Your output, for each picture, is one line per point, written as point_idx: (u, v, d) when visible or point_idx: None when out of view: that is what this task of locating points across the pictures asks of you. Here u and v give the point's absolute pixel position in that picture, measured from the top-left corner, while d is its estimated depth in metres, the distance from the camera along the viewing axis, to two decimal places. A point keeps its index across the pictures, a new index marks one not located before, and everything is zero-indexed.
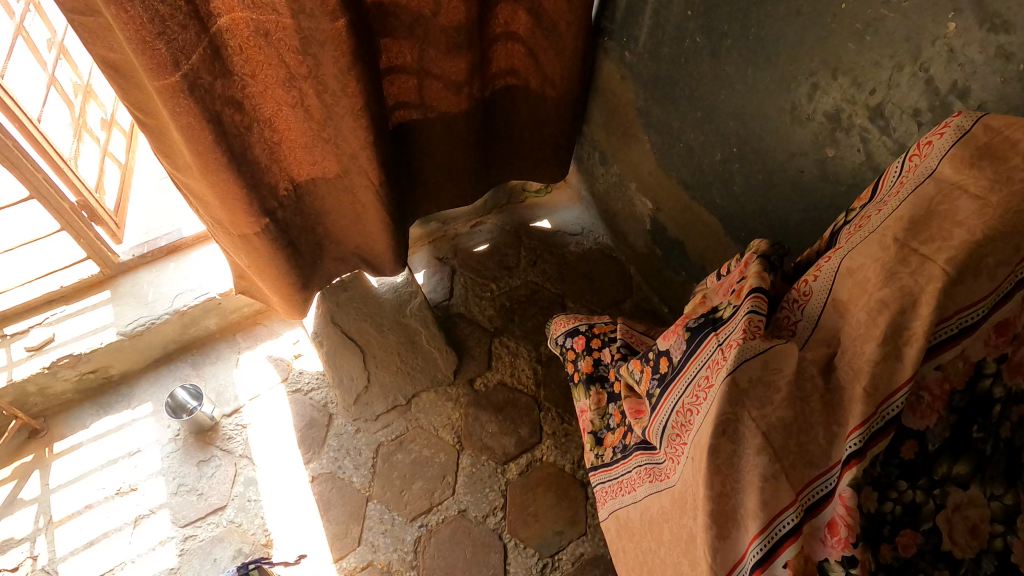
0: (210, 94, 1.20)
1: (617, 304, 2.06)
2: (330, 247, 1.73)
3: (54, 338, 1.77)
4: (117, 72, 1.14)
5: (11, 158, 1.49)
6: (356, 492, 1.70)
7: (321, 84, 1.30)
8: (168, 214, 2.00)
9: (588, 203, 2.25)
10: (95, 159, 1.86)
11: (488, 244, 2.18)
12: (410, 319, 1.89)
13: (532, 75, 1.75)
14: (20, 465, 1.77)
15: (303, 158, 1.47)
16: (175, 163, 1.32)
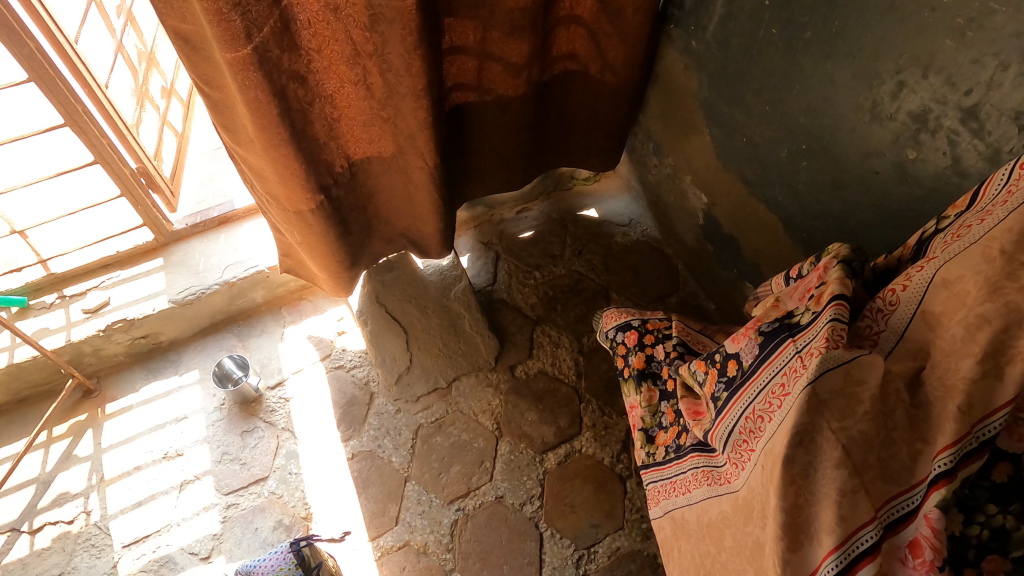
0: (277, 68, 1.19)
1: (662, 298, 2.04)
2: (380, 227, 1.73)
3: (109, 302, 1.81)
4: (188, 44, 1.14)
5: (80, 123, 1.52)
6: (396, 472, 1.71)
7: (386, 63, 1.28)
8: (220, 184, 2.01)
9: (637, 194, 2.21)
10: (155, 127, 1.89)
11: (533, 231, 2.16)
12: (454, 303, 1.88)
13: (592, 61, 1.71)
14: (74, 422, 1.82)
15: (360, 136, 1.46)
16: (236, 137, 1.33)
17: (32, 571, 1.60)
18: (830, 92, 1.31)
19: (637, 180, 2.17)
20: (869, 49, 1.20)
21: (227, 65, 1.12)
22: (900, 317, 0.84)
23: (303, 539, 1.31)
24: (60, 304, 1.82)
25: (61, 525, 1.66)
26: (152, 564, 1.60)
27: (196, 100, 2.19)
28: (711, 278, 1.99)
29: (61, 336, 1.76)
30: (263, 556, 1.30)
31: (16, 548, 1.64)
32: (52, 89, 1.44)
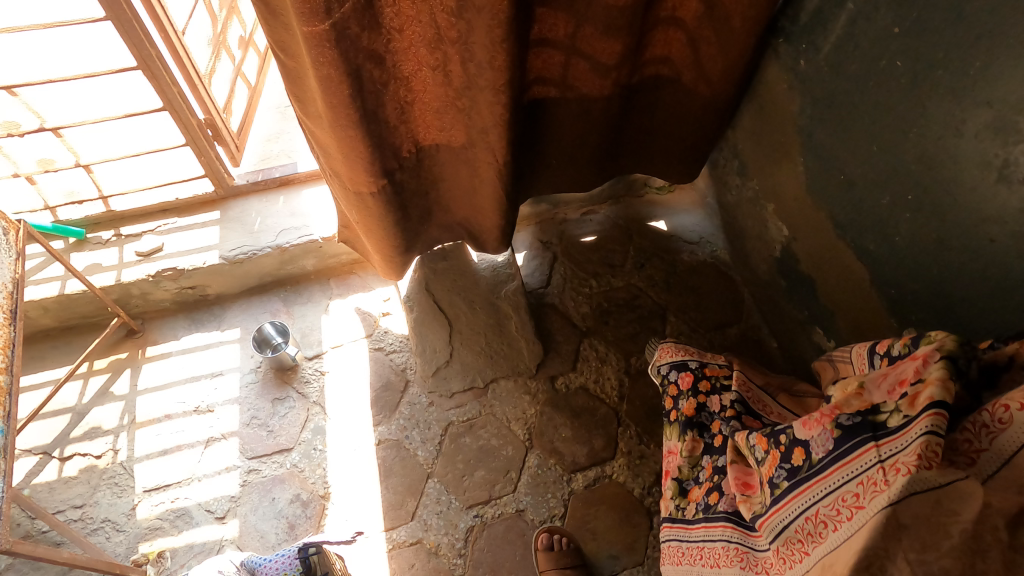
0: (355, 45, 1.13)
1: (721, 328, 1.93)
2: (438, 214, 1.68)
3: (163, 248, 1.81)
4: (268, 7, 1.07)
5: (153, 69, 1.49)
6: (419, 466, 1.69)
7: (468, 52, 1.20)
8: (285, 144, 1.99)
9: (713, 211, 2.07)
10: (228, 79, 1.86)
11: (596, 236, 2.06)
12: (503, 302, 1.81)
13: (688, 68, 1.58)
14: (115, 359, 1.85)
15: (431, 122, 1.40)
16: (306, 109, 1.26)
17: (58, 497, 1.65)
18: (955, 144, 1.16)
19: (714, 197, 2.04)
20: (1010, 102, 1.04)
21: (304, 38, 1.05)
22: (1009, 440, 0.72)
23: (312, 545, 1.34)
24: (116, 242, 1.83)
25: (89, 458, 1.70)
26: (168, 514, 1.63)
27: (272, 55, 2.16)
28: (777, 315, 1.87)
29: (112, 275, 1.77)
30: (270, 556, 1.35)
31: (45, 471, 1.69)
32: (129, 31, 1.41)
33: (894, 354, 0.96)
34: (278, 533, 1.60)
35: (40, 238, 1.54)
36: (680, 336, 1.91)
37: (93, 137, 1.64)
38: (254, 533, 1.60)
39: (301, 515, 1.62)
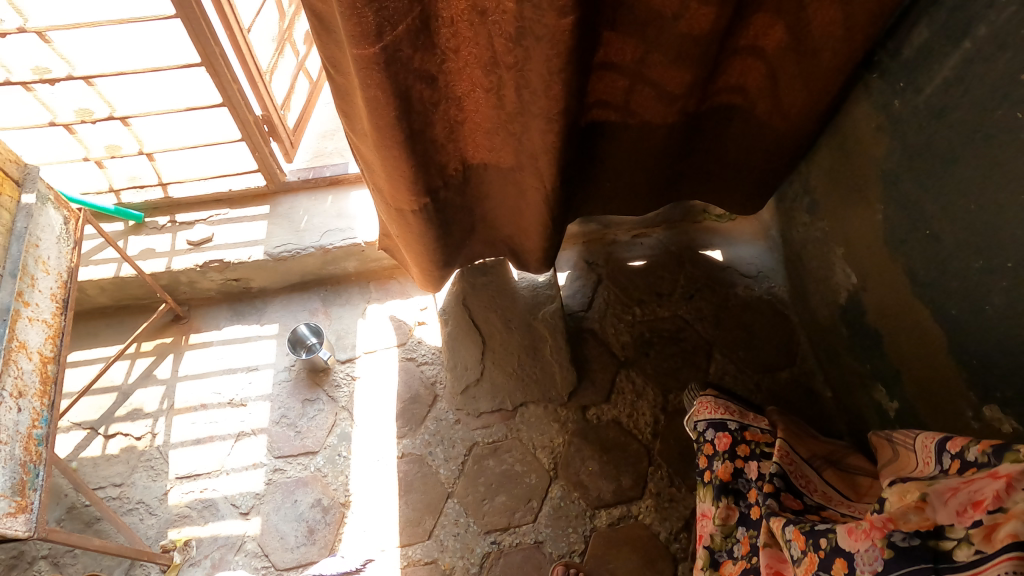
0: (406, 67, 1.08)
1: (771, 371, 1.82)
2: (482, 231, 1.64)
3: (212, 239, 1.80)
4: (321, 23, 1.02)
5: (215, 65, 1.45)
6: (440, 484, 1.67)
7: (523, 78, 1.13)
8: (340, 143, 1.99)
9: (774, 245, 1.95)
10: (289, 74, 1.83)
11: (645, 261, 1.99)
12: (540, 324, 1.75)
13: (763, 99, 1.47)
14: (160, 343, 1.89)
15: (481, 142, 1.35)
16: (353, 125, 1.23)
17: (100, 473, 1.70)
18: None
19: (777, 230, 1.91)
20: None
21: (353, 60, 1.01)
22: None
23: None
24: (170, 228, 1.82)
25: (129, 438, 1.75)
26: (197, 503, 1.66)
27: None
28: (833, 364, 1.74)
29: (162, 262, 1.77)
30: None
31: (91, 446, 1.74)
32: (197, 30, 1.38)
33: (970, 459, 0.88)
34: (298, 536, 1.61)
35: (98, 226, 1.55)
36: (723, 375, 1.81)
37: (159, 128, 1.64)
38: (275, 533, 1.62)
39: (321, 520, 1.63)
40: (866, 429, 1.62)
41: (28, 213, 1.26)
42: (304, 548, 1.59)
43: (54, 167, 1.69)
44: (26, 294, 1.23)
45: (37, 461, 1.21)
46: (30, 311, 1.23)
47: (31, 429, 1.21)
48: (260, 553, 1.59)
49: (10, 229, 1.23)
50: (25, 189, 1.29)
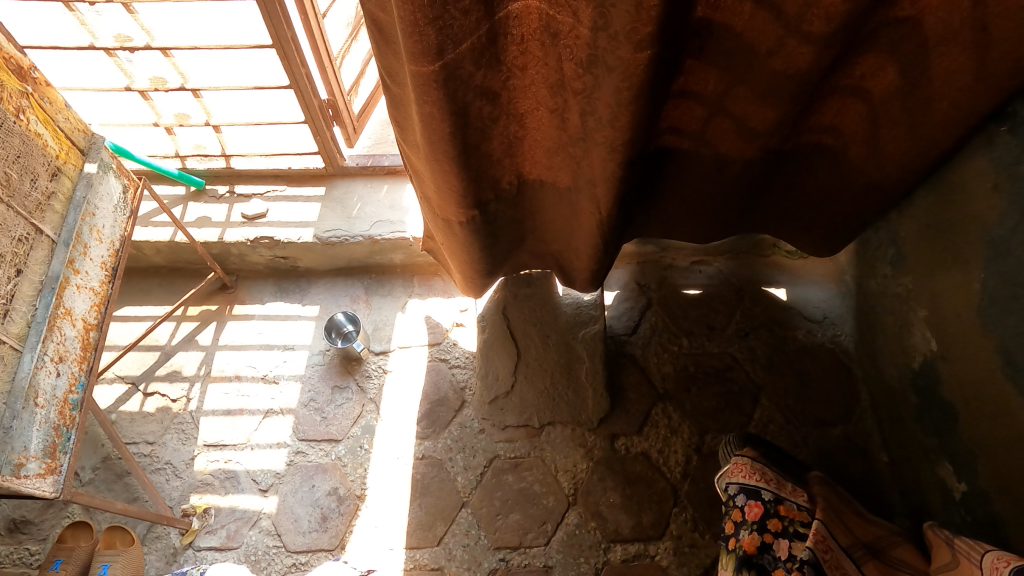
0: (466, 85, 1.05)
1: (822, 426, 1.70)
2: (532, 242, 1.59)
3: (266, 215, 1.78)
4: (381, 33, 0.99)
5: (286, 51, 1.40)
6: (456, 492, 1.65)
7: (591, 105, 1.11)
8: None
9: (846, 291, 1.80)
10: (361, 59, 1.72)
11: (701, 290, 1.90)
12: (579, 344, 1.70)
13: (858, 143, 1.33)
14: (205, 310, 1.92)
15: (540, 159, 1.33)
16: (406, 135, 1.20)
17: (135, 429, 1.75)
18: None
19: (852, 275, 1.77)
20: None
21: (411, 75, 0.99)
22: None
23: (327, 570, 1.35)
24: (227, 199, 1.82)
25: (165, 399, 1.79)
26: (220, 473, 1.70)
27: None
28: (892, 429, 1.61)
29: (216, 232, 1.77)
30: None
31: (130, 401, 1.79)
32: (271, 14, 1.31)
33: None
34: (311, 521, 1.62)
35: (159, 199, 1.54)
36: (767, 424, 1.71)
37: (229, 102, 1.59)
38: (290, 515, 1.63)
39: (335, 509, 1.64)
40: (924, 505, 1.49)
41: (89, 182, 1.26)
42: (315, 534, 1.61)
43: (121, 129, 1.67)
44: (76, 263, 1.25)
45: (69, 424, 1.25)
46: (79, 279, 1.26)
47: (67, 393, 1.24)
48: (273, 532, 1.62)
49: (70, 197, 1.24)
50: (88, 158, 1.29)
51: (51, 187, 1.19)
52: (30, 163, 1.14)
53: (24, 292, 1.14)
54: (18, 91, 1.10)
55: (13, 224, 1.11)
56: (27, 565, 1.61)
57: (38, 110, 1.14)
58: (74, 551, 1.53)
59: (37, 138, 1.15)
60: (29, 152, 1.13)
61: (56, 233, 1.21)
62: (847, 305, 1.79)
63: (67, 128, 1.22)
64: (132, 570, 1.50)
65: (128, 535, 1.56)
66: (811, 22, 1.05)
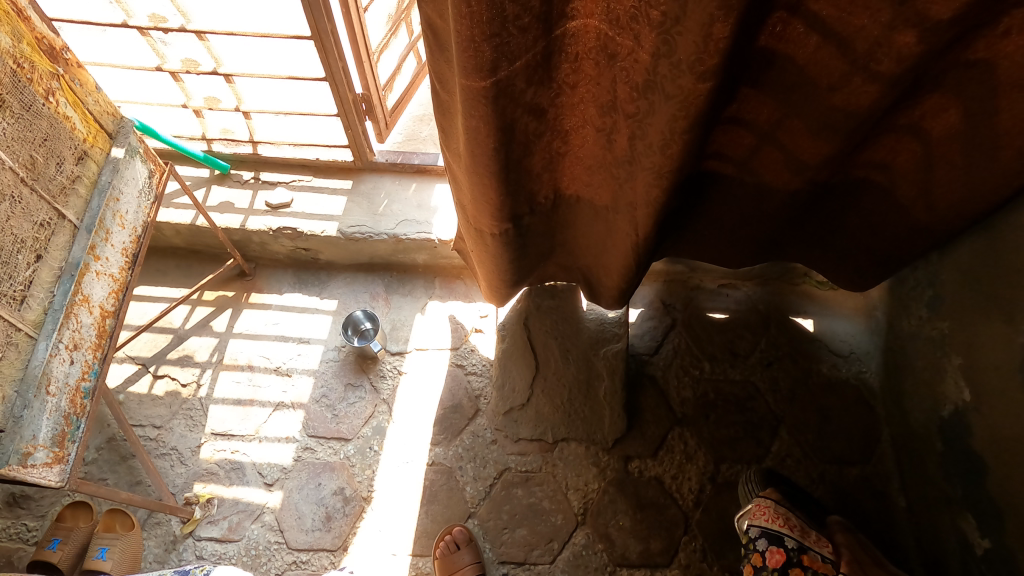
0: (516, 100, 1.01)
1: (840, 464, 1.66)
2: (560, 255, 1.55)
3: (291, 205, 1.74)
4: (436, 39, 0.95)
5: (324, 43, 1.36)
6: (464, 502, 1.63)
7: (642, 130, 1.06)
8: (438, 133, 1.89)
9: (876, 328, 1.76)
10: (399, 54, 1.67)
11: (727, 315, 1.87)
12: (599, 362, 1.66)
13: (908, 184, 1.28)
14: (222, 295, 1.89)
15: (580, 175, 1.29)
16: (449, 142, 1.16)
17: (143, 411, 1.73)
18: None
19: (882, 312, 1.72)
20: None
21: (461, 89, 0.95)
22: None
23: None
24: (252, 185, 1.78)
25: (175, 383, 1.77)
26: (225, 463, 1.68)
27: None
28: (912, 475, 1.57)
29: (238, 219, 1.73)
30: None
31: (140, 382, 1.77)
32: (312, 5, 1.27)
33: None
34: (314, 520, 1.60)
35: (185, 186, 1.50)
36: (784, 458, 1.67)
37: (261, 90, 1.55)
38: (294, 512, 1.61)
39: (340, 509, 1.61)
40: (941, 558, 1.45)
41: (116, 167, 1.23)
42: (318, 533, 1.59)
43: (149, 107, 1.63)
44: (97, 249, 1.21)
45: (80, 413, 1.21)
46: (99, 265, 1.22)
47: (80, 381, 1.21)
48: (275, 528, 1.60)
49: (95, 182, 1.21)
50: (116, 142, 1.25)
51: (77, 172, 1.15)
52: (57, 146, 1.10)
53: (42, 279, 1.11)
54: (50, 73, 1.06)
55: (36, 209, 1.08)
56: (24, 541, 1.60)
57: (68, 92, 1.11)
58: (73, 532, 1.51)
59: (66, 121, 1.11)
60: (57, 135, 1.10)
61: (78, 218, 1.18)
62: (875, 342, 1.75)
63: (97, 111, 1.19)
64: (129, 558, 1.49)
65: (129, 519, 1.55)
66: (879, 61, 0.99)
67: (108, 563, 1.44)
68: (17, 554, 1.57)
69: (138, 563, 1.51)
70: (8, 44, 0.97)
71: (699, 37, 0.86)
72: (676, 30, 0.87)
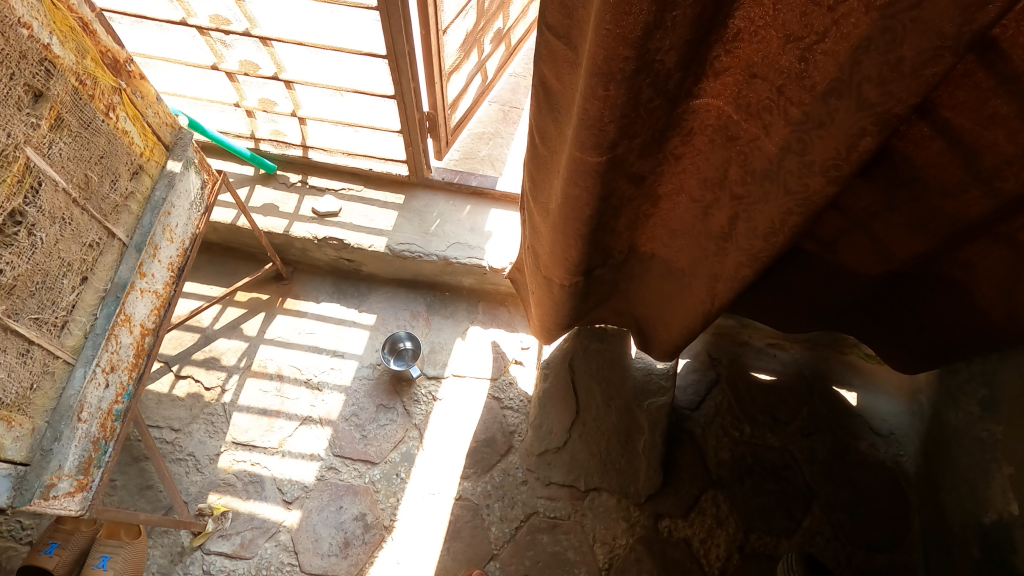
0: (624, 170, 0.90)
1: (869, 550, 1.58)
2: (617, 303, 1.48)
3: (338, 214, 1.71)
4: (547, 97, 0.86)
5: (400, 64, 1.31)
6: (487, 542, 1.57)
7: (748, 217, 0.96)
8: (498, 156, 1.85)
9: (916, 411, 1.65)
10: (468, 73, 1.60)
11: (772, 377, 1.81)
12: (642, 414, 1.59)
13: (989, 285, 1.14)
14: (256, 298, 1.86)
15: (660, 236, 1.20)
16: (535, 194, 1.05)
17: (161, 412, 1.71)
18: None
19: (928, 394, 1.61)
20: None
21: (570, 159, 0.82)
22: None
23: None
24: (299, 189, 1.76)
25: (198, 385, 1.75)
26: (244, 475, 1.64)
27: (521, 48, 1.99)
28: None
29: (283, 224, 1.70)
30: None
31: (160, 380, 1.75)
32: (394, 27, 1.22)
33: None
34: (332, 544, 1.56)
35: (237, 197, 1.45)
36: (814, 535, 1.61)
37: (321, 100, 1.51)
38: (311, 534, 1.57)
39: (359, 536, 1.57)
40: None
41: (170, 182, 1.17)
42: (333, 559, 1.54)
43: (198, 102, 1.62)
44: (145, 266, 1.14)
45: (109, 436, 1.15)
46: (144, 283, 1.15)
47: (112, 404, 1.14)
48: (291, 549, 1.55)
49: (147, 198, 1.15)
50: (173, 154, 1.20)
51: (130, 188, 1.10)
52: (113, 163, 1.05)
53: (86, 302, 1.05)
54: (112, 87, 1.02)
55: (86, 229, 1.01)
56: (16, 538, 1.62)
57: (127, 106, 1.06)
58: (72, 536, 1.45)
59: (124, 136, 1.06)
60: (113, 152, 1.04)
61: (128, 236, 1.12)
62: (915, 426, 1.65)
63: (156, 123, 1.14)
64: (132, 566, 1.45)
65: (135, 526, 1.50)
66: (1004, 179, 0.91)
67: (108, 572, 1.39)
68: (8, 551, 1.57)
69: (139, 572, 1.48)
70: (70, 60, 0.94)
71: (841, 146, 0.76)
72: (814, 133, 0.77)
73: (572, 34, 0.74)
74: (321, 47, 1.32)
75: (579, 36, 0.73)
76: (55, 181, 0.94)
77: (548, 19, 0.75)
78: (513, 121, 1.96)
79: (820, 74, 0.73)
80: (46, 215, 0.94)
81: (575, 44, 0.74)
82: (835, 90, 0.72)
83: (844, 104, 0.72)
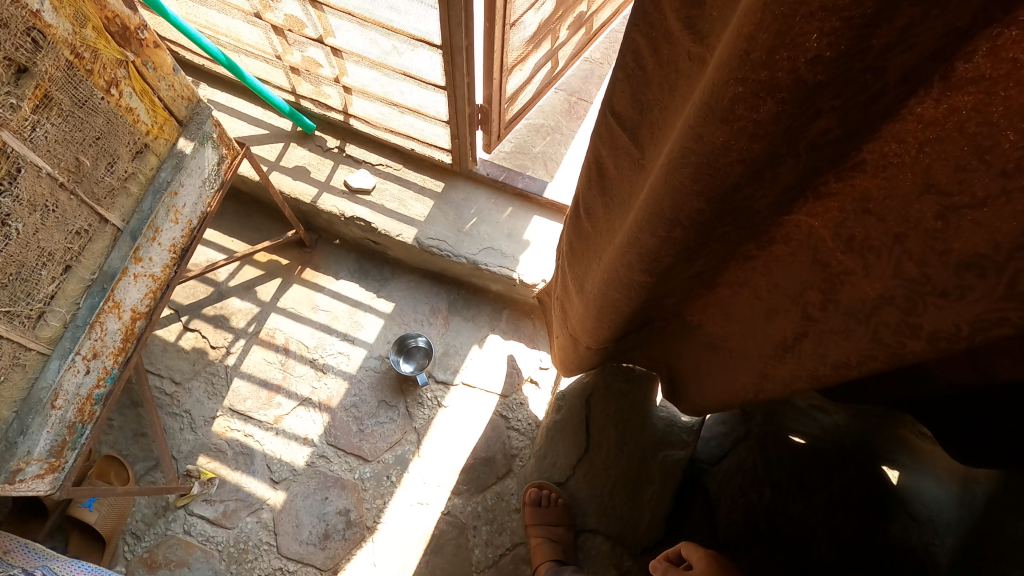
0: (677, 275, 0.75)
1: None
2: (649, 355, 1.34)
3: (371, 192, 1.60)
4: (601, 177, 0.70)
5: (455, 57, 1.17)
6: (468, 564, 1.49)
7: (819, 342, 0.76)
8: (551, 156, 1.69)
9: (969, 502, 1.08)
10: (537, 63, 1.43)
11: (804, 442, 1.26)
12: (655, 464, 1.37)
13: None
14: (275, 261, 1.79)
15: (708, 318, 1.04)
16: (573, 261, 0.91)
17: (165, 361, 1.67)
18: None
19: (987, 487, 1.05)
20: None
21: (614, 267, 0.70)
22: None
23: None
24: (334, 155, 1.65)
25: (204, 341, 1.70)
26: (235, 445, 1.60)
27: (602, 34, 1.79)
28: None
29: (313, 191, 1.60)
30: None
31: (168, 327, 1.71)
32: (456, 19, 1.07)
33: None
34: (312, 533, 1.52)
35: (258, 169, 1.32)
36: None
37: (366, 73, 1.37)
38: (293, 518, 1.53)
39: (340, 531, 1.52)
40: None
41: (178, 163, 1.07)
42: (311, 548, 1.51)
43: (240, 47, 1.49)
44: (141, 250, 1.04)
45: (88, 419, 1.07)
46: (139, 268, 1.05)
47: (95, 389, 1.06)
48: (270, 528, 1.52)
49: (150, 178, 1.05)
50: (186, 130, 1.09)
51: (131, 169, 1.00)
52: (111, 144, 0.94)
53: (68, 292, 0.96)
54: (116, 60, 0.90)
55: (74, 215, 0.93)
56: None
57: (136, 79, 0.94)
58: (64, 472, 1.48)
59: (127, 114, 0.95)
60: (113, 133, 0.94)
61: (123, 220, 1.02)
62: (965, 516, 1.06)
63: (168, 97, 1.02)
64: (115, 512, 1.44)
65: (124, 472, 1.53)
66: None
67: (92, 514, 1.40)
68: None
69: (122, 519, 1.47)
70: (66, 30, 0.81)
71: (963, 326, 0.53)
72: (929, 299, 0.54)
73: (641, 132, 0.59)
74: (374, 23, 1.18)
75: (648, 138, 0.58)
76: (37, 166, 0.84)
77: (615, 105, 0.60)
78: (578, 115, 1.78)
79: (960, 242, 0.49)
80: (24, 204, 0.84)
81: (642, 144, 0.59)
82: (976, 265, 0.49)
83: (984, 286, 0.49)
